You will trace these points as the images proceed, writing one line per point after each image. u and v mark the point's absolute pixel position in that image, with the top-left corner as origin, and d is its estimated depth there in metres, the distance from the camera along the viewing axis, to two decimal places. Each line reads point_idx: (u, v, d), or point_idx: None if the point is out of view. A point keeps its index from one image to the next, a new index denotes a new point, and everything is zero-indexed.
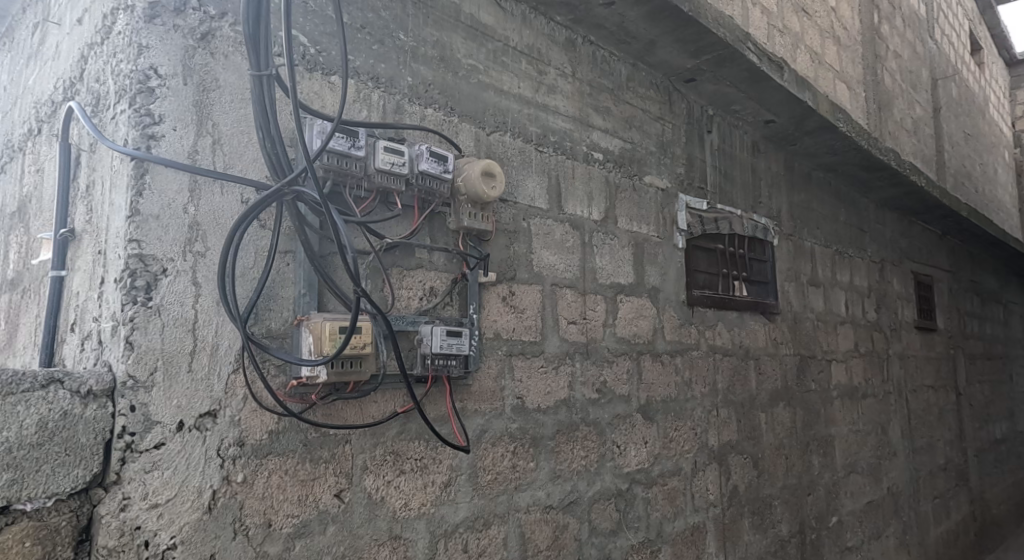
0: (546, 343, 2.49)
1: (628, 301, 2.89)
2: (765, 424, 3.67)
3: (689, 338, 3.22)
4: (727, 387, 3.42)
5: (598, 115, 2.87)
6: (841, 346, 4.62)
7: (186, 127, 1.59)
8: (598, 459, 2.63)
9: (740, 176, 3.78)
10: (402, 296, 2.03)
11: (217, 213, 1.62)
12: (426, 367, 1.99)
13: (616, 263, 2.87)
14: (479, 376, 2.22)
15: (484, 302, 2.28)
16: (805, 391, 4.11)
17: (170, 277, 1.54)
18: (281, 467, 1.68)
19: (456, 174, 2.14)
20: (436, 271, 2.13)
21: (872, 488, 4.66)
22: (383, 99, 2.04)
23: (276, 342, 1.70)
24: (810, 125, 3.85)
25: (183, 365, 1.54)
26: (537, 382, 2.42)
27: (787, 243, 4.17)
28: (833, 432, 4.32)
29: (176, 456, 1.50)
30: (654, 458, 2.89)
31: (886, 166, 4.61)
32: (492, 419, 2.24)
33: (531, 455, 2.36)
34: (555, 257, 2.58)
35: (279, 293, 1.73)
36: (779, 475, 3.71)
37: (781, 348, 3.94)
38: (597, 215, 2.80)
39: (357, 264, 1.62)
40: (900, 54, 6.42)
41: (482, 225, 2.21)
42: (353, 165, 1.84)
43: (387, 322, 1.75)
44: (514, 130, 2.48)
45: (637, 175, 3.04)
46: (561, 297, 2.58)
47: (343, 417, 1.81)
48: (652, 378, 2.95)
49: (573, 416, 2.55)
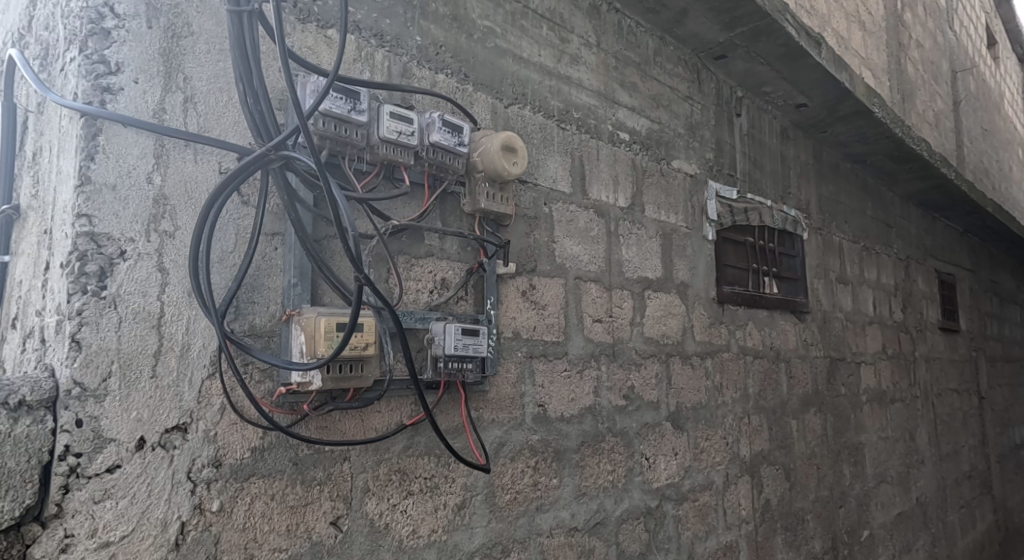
0: (570, 344, 2.21)
1: (656, 297, 2.61)
2: (796, 432, 3.40)
3: (719, 339, 2.94)
4: (758, 392, 3.14)
5: (624, 91, 2.60)
6: (870, 347, 4.35)
7: (151, 79, 1.31)
8: (625, 474, 2.35)
9: (770, 165, 3.51)
10: (410, 289, 1.76)
11: (189, 184, 1.33)
12: (437, 371, 1.72)
13: (644, 255, 2.59)
14: (496, 381, 1.94)
15: (502, 297, 2.00)
16: (836, 396, 3.84)
17: (130, 262, 1.25)
18: (266, 491, 1.39)
19: (471, 148, 1.86)
20: (448, 260, 1.85)
21: (902, 499, 4.38)
22: (388, 60, 1.76)
23: (261, 343, 1.42)
24: (844, 111, 3.59)
25: (145, 369, 1.25)
26: (560, 388, 2.14)
27: (816, 238, 3.90)
28: (863, 439, 4.05)
29: (134, 482, 1.22)
30: (684, 471, 2.61)
31: (918, 157, 4.34)
32: (510, 431, 1.96)
33: (554, 471, 2.09)
34: (579, 247, 2.30)
35: (264, 283, 1.44)
36: (811, 487, 3.43)
37: (812, 349, 3.67)
38: (624, 201, 2.53)
39: (360, 248, 1.31)
40: (923, 43, 6.16)
41: (502, 207, 1.92)
42: (354, 132, 1.55)
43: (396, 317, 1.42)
44: (535, 103, 2.20)
45: (665, 159, 2.76)
46: (585, 292, 2.30)
47: (341, 430, 1.52)
48: (681, 383, 2.67)
49: (599, 426, 2.27)
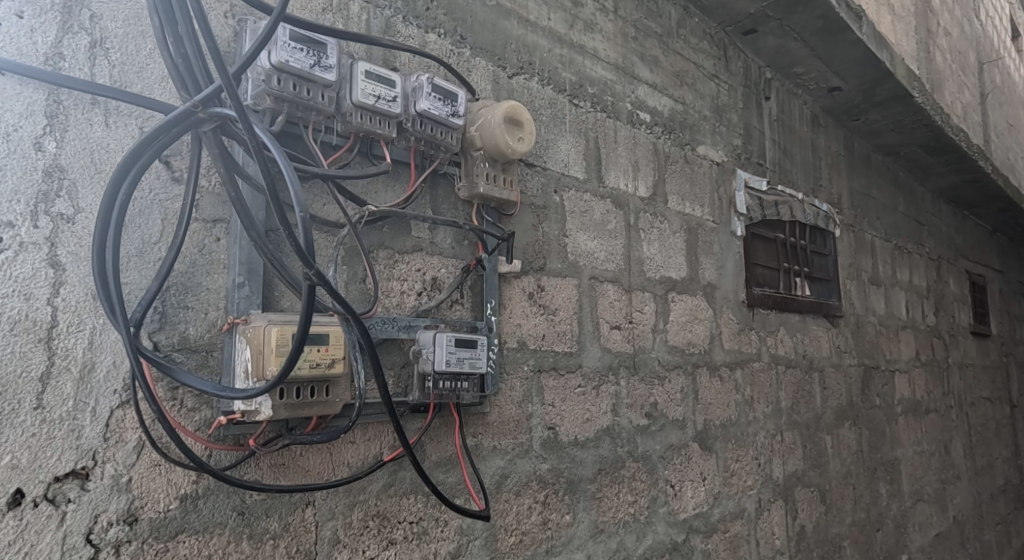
0: (584, 355, 1.89)
1: (680, 300, 2.29)
2: (831, 449, 3.07)
3: (750, 347, 2.62)
4: (791, 406, 2.82)
5: (645, 65, 2.28)
6: (904, 353, 4.02)
7: (42, 16, 0.99)
8: (648, 506, 2.02)
9: (800, 154, 3.19)
10: (391, 291, 1.45)
11: (96, 153, 1.02)
12: (426, 391, 1.40)
13: (667, 252, 2.27)
14: (498, 401, 1.63)
15: (505, 300, 1.69)
16: (871, 408, 3.51)
17: (8, 254, 0.94)
18: (201, 552, 1.08)
19: (468, 121, 1.55)
20: (439, 256, 1.54)
21: (941, 519, 4.02)
22: (366, 12, 1.45)
23: (195, 359, 1.12)
24: (881, 96, 3.26)
25: (26, 397, 0.94)
26: (572, 407, 1.83)
27: (848, 235, 3.57)
28: (900, 455, 3.70)
29: (7, 552, 0.91)
30: (713, 498, 2.29)
31: (957, 150, 4.00)
32: (514, 460, 1.65)
33: (567, 505, 1.77)
34: (594, 242, 1.98)
35: (201, 283, 1.14)
36: (848, 510, 3.10)
37: (846, 357, 3.34)
38: (645, 190, 2.21)
39: (312, 235, 0.96)
40: (953, 30, 5.81)
41: (505, 193, 1.61)
42: (319, 94, 1.24)
43: (365, 333, 1.10)
44: (543, 75, 1.89)
45: (689, 144, 2.45)
46: (602, 295, 1.98)
47: (303, 469, 1.22)
48: (709, 398, 2.35)
49: (618, 450, 1.95)
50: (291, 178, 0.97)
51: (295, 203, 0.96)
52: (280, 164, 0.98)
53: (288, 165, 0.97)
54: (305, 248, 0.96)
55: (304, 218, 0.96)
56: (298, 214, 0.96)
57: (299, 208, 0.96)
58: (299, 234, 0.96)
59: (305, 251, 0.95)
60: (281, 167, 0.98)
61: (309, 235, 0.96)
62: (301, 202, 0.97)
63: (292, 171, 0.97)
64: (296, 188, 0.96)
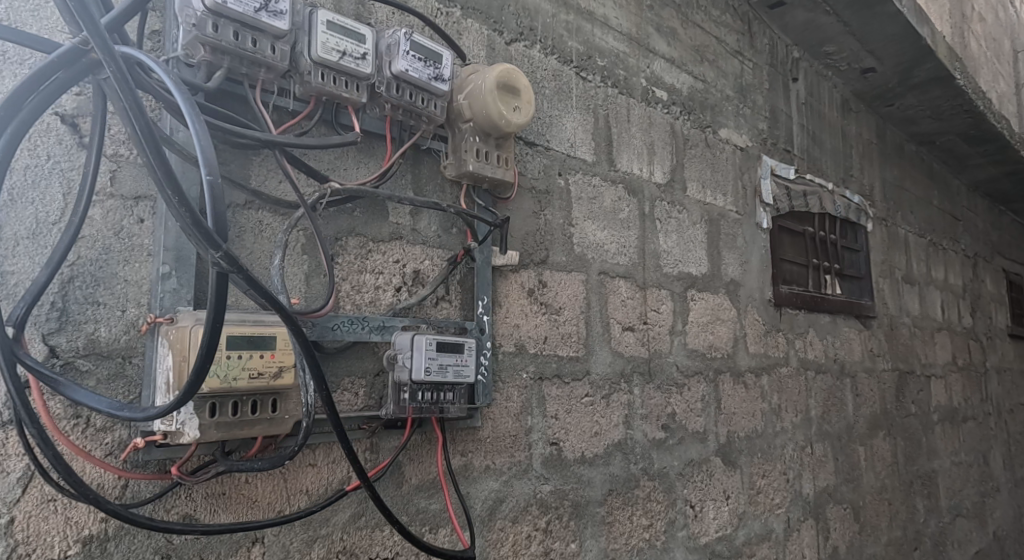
0: (592, 361, 1.67)
1: (701, 299, 2.06)
2: (864, 461, 2.81)
3: (777, 351, 2.38)
4: (821, 415, 2.57)
5: (661, 37, 2.06)
6: (941, 357, 3.74)
7: None
8: (665, 530, 1.79)
9: (830, 141, 2.94)
10: (365, 285, 1.24)
11: None
12: (402, 404, 1.18)
13: (687, 246, 2.04)
14: (491, 414, 1.41)
15: (501, 298, 1.47)
16: (906, 416, 3.24)
17: None
18: None
19: (455, 88, 1.33)
20: (422, 244, 1.33)
21: (982, 535, 3.74)
22: None
23: (107, 367, 0.91)
24: (918, 78, 3.01)
25: None
26: (578, 420, 1.61)
27: (880, 230, 3.31)
28: (937, 466, 3.43)
29: None
30: (738, 520, 2.05)
31: (999, 139, 3.72)
32: (510, 482, 1.43)
33: (572, 532, 1.55)
34: (604, 233, 1.76)
35: (118, 273, 0.93)
36: (883, 529, 2.84)
37: (879, 361, 3.08)
38: (661, 176, 1.98)
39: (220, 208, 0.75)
40: (989, 15, 5.49)
41: (500, 172, 1.38)
42: (268, 46, 1.02)
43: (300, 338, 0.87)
44: (546, 42, 1.67)
45: (711, 126, 2.21)
46: (613, 292, 1.76)
47: (247, 501, 1.01)
48: (733, 407, 2.11)
49: (631, 467, 1.73)
50: (198, 131, 0.77)
51: (200, 163, 0.75)
52: (186, 115, 0.78)
53: (195, 115, 0.77)
54: (212, 222, 0.75)
55: (212, 183, 0.76)
56: (202, 177, 0.76)
57: (207, 169, 0.76)
58: (205, 204, 0.75)
59: (212, 225, 0.75)
60: (186, 119, 0.78)
61: (219, 205, 0.76)
62: (209, 162, 0.76)
63: (199, 122, 0.77)
64: (202, 144, 0.76)
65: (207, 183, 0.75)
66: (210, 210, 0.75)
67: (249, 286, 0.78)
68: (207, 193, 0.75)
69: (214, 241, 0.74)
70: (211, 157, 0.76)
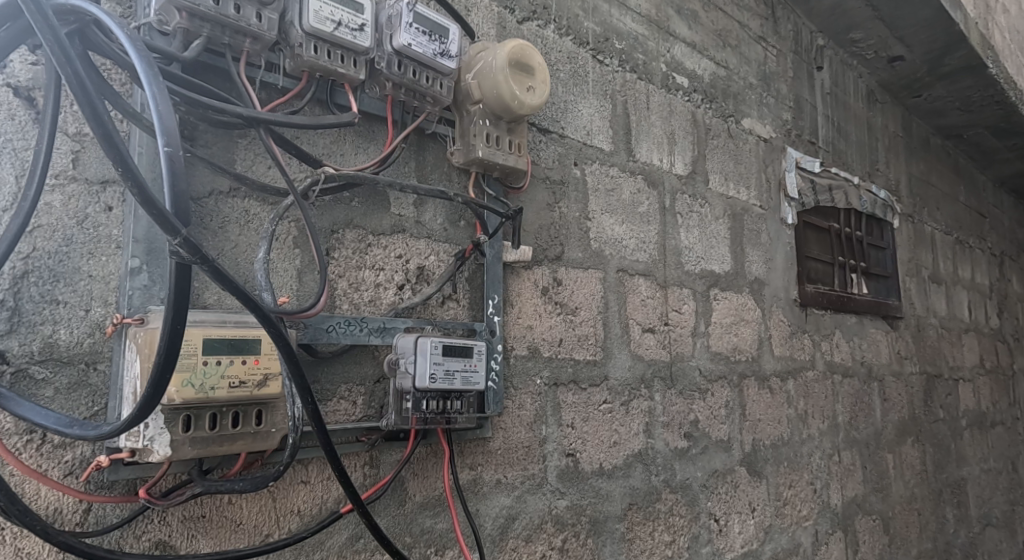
0: (610, 365, 1.55)
1: (724, 298, 1.93)
2: (893, 469, 2.67)
3: (803, 353, 2.25)
4: (849, 421, 2.44)
5: (682, 20, 1.93)
6: (968, 359, 3.59)
7: None
8: (688, 546, 1.66)
9: (855, 133, 2.81)
10: (364, 282, 1.12)
11: None
12: (405, 414, 1.06)
13: (709, 241, 1.91)
14: (502, 424, 1.30)
15: (513, 297, 1.36)
16: (934, 422, 3.10)
17: None
18: None
19: (462, 66, 1.22)
20: (427, 238, 1.22)
21: (1012, 545, 3.59)
22: None
23: (68, 375, 0.80)
24: (948, 66, 2.87)
25: None
26: (596, 429, 1.49)
27: (907, 227, 3.17)
28: (966, 474, 3.29)
29: None
30: (764, 533, 1.92)
31: None
32: (523, 498, 1.32)
33: (590, 550, 1.43)
34: (623, 227, 1.64)
35: (80, 268, 0.82)
36: (912, 540, 2.70)
37: (907, 364, 2.94)
38: (682, 168, 1.85)
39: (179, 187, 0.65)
40: (1013, 7, 5.32)
41: (511, 160, 1.27)
42: (253, 14, 0.92)
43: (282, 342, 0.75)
44: (561, 22, 1.55)
45: (733, 115, 2.09)
46: (632, 291, 1.64)
47: (230, 524, 0.89)
48: (758, 413, 1.99)
49: (652, 479, 1.60)
50: (155, 96, 0.67)
51: (159, 133, 0.66)
52: (144, 78, 0.69)
53: (152, 78, 0.68)
54: (172, 202, 0.65)
55: (172, 155, 0.66)
56: (159, 148, 0.66)
57: (166, 140, 0.66)
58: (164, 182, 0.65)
59: (172, 207, 0.65)
60: (145, 82, 0.68)
61: (180, 181, 0.65)
62: (168, 132, 0.67)
63: (158, 85, 0.68)
64: (160, 111, 0.66)
65: (166, 154, 0.65)
66: (169, 187, 0.65)
67: (216, 279, 0.67)
68: (166, 167, 0.65)
69: (171, 224, 0.63)
70: (171, 127, 0.67)
